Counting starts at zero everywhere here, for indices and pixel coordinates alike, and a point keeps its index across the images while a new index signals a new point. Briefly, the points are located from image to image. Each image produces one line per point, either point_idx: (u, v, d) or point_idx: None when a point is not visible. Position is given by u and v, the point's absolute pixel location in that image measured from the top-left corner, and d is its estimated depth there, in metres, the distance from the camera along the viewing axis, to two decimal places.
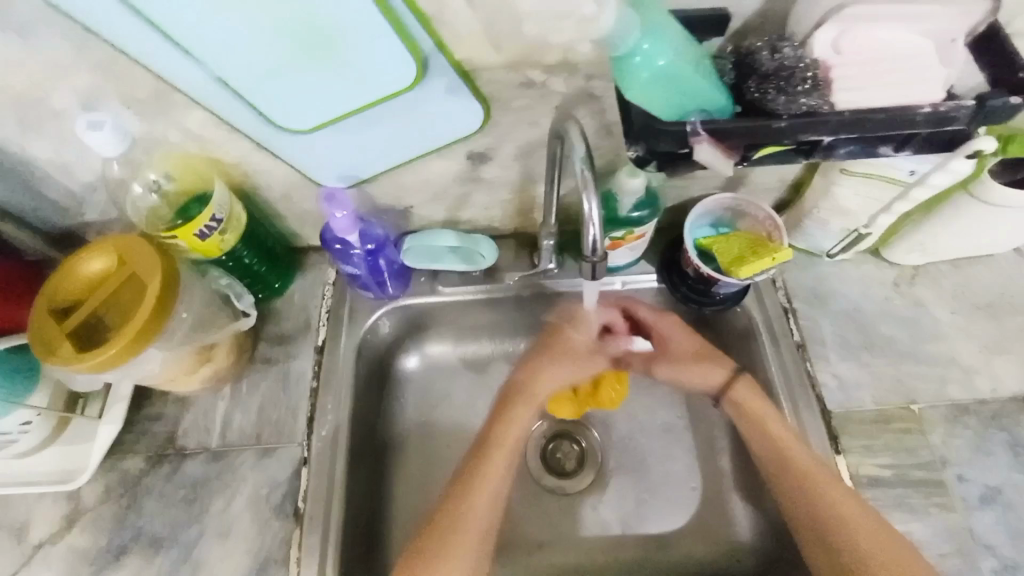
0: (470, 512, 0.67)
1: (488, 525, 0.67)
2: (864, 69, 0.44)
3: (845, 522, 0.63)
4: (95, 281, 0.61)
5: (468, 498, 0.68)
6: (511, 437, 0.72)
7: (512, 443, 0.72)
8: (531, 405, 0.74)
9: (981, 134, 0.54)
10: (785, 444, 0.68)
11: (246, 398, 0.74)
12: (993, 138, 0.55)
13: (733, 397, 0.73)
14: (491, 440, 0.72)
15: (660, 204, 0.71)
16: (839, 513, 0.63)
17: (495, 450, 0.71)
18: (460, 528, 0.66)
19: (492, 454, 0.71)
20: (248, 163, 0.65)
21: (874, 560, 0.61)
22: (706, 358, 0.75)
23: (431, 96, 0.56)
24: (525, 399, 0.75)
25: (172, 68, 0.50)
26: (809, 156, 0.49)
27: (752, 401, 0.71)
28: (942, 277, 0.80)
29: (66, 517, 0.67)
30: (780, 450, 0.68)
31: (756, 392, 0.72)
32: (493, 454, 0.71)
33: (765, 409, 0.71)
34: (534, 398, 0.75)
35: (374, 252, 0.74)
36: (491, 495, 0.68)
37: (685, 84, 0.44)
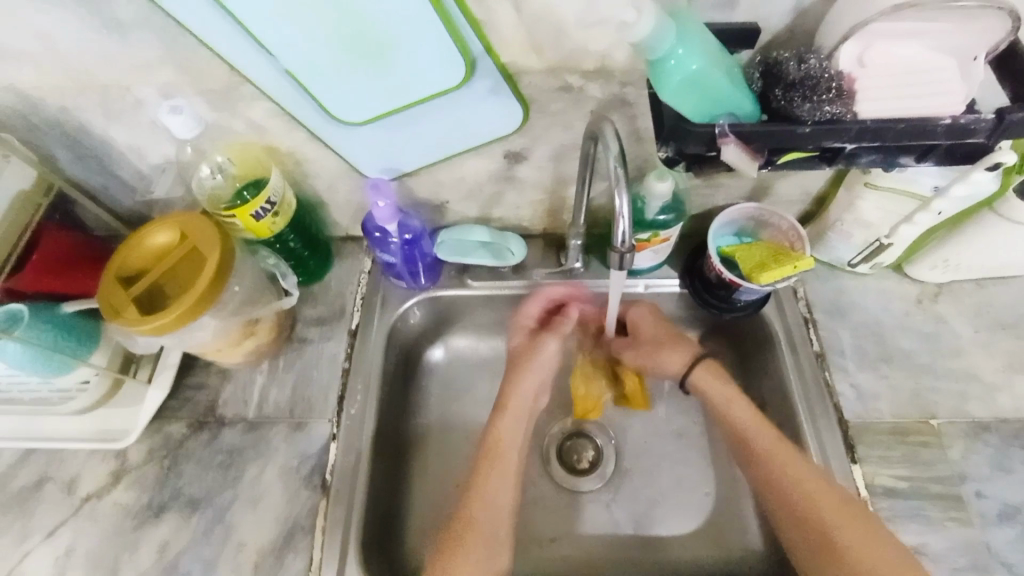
0: (485, 508, 0.70)
1: (498, 524, 0.70)
2: (887, 81, 0.46)
3: (826, 519, 0.64)
4: (159, 253, 0.66)
5: (483, 496, 0.71)
6: (507, 443, 0.75)
7: (506, 445, 0.75)
8: (518, 412, 0.77)
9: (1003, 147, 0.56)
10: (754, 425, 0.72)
11: (282, 374, 0.78)
12: (1014, 151, 0.57)
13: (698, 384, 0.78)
14: (488, 445, 0.74)
15: (685, 209, 0.74)
16: (804, 492, 0.66)
17: (491, 457, 0.73)
18: (476, 526, 0.68)
19: (492, 460, 0.73)
20: (301, 153, 0.70)
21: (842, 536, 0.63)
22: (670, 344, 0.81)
23: (475, 95, 0.61)
24: (513, 409, 0.77)
25: (245, 61, 0.55)
26: (831, 163, 0.52)
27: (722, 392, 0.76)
28: (966, 296, 0.80)
29: (113, 474, 0.72)
30: (762, 448, 0.70)
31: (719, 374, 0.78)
32: (492, 457, 0.73)
33: (726, 392, 0.76)
34: (520, 405, 0.78)
35: (411, 243, 0.78)
36: (491, 497, 0.71)
37: (716, 91, 0.47)
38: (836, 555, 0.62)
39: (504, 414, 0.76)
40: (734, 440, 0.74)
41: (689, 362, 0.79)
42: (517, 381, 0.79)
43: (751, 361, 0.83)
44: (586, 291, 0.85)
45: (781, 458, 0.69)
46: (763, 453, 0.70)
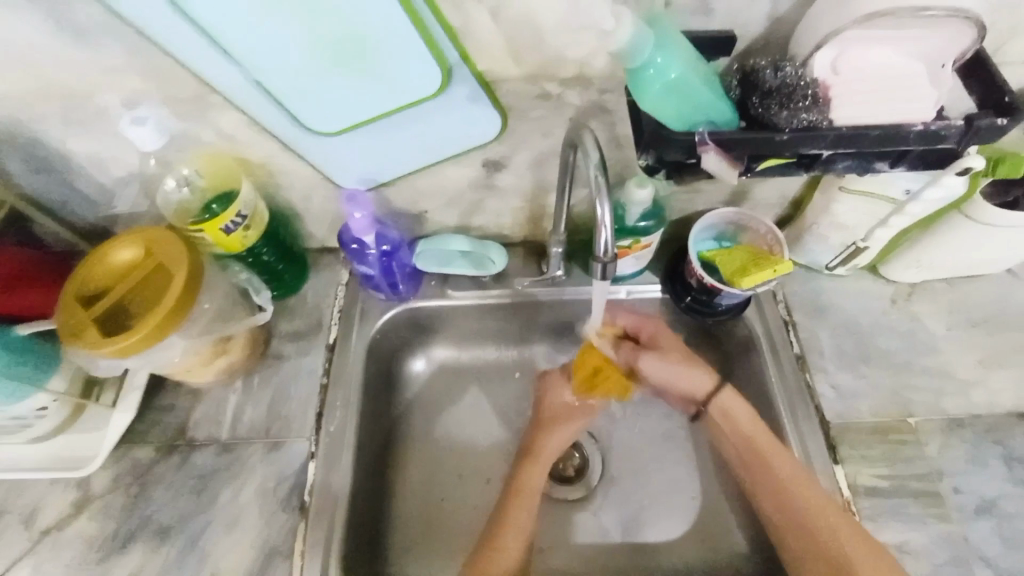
0: (510, 546, 0.70)
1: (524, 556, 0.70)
2: (860, 88, 0.47)
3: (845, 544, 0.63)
4: (122, 269, 0.63)
5: (511, 534, 0.71)
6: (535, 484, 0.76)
7: (529, 493, 0.74)
8: (543, 464, 0.78)
9: (971, 153, 0.58)
10: (773, 455, 0.70)
11: (257, 392, 0.75)
12: (981, 157, 0.59)
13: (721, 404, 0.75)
14: (516, 487, 0.75)
15: (665, 214, 0.74)
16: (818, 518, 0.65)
17: (519, 498, 0.74)
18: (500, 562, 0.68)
19: (519, 499, 0.74)
20: (273, 163, 0.68)
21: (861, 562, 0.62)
22: (695, 364, 0.78)
23: (453, 103, 0.59)
24: (544, 457, 0.78)
25: (209, 69, 0.53)
26: (808, 170, 0.52)
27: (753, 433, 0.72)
28: (937, 294, 0.83)
29: (75, 504, 0.68)
30: (783, 480, 0.68)
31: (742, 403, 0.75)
32: (514, 504, 0.73)
33: (756, 428, 0.72)
34: (544, 457, 0.78)
35: (389, 253, 0.77)
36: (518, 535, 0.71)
37: (693, 99, 0.47)
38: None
39: (534, 464, 0.77)
40: (752, 473, 0.71)
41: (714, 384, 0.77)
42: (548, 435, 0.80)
43: (733, 364, 0.84)
44: (569, 299, 0.84)
45: (796, 485, 0.67)
46: (782, 484, 0.68)
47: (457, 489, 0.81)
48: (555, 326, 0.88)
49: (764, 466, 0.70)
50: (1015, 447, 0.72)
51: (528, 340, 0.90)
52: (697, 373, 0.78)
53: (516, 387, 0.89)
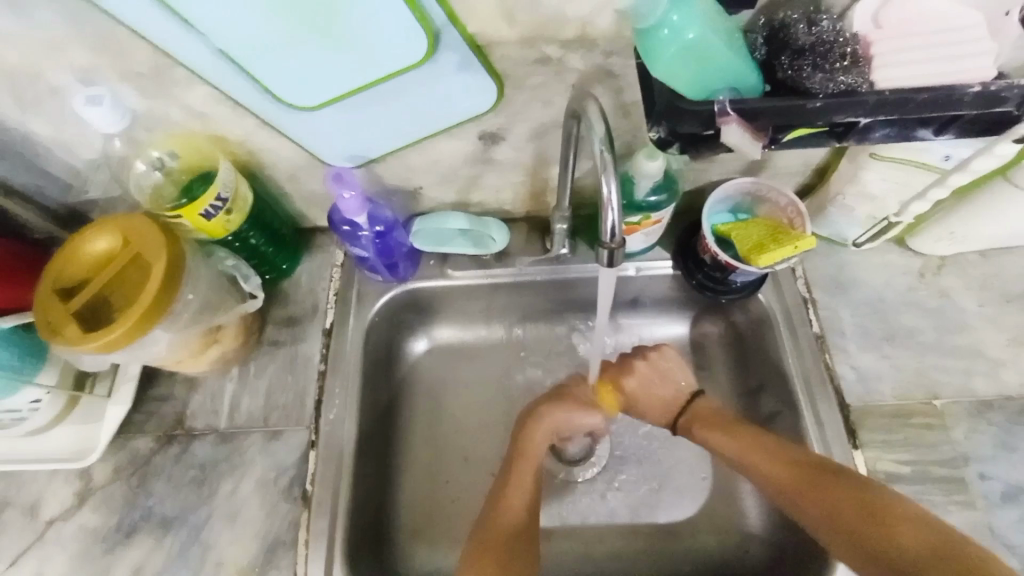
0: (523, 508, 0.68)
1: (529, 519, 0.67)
2: (906, 44, 0.41)
3: (816, 512, 0.60)
4: (100, 260, 0.60)
5: (511, 494, 0.68)
6: (536, 445, 0.73)
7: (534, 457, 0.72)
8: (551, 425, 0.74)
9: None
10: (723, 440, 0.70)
11: (253, 381, 0.73)
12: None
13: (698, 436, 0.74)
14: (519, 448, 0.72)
15: (678, 188, 0.69)
16: (781, 483, 0.63)
17: (522, 460, 0.71)
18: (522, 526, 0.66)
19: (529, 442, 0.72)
20: (253, 141, 0.63)
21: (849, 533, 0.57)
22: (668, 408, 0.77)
23: (441, 71, 0.53)
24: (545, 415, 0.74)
25: (169, 40, 0.48)
26: (841, 139, 0.46)
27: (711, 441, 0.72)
28: (969, 267, 0.77)
29: (77, 495, 0.68)
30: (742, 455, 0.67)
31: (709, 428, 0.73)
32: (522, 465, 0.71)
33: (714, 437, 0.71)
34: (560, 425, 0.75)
35: (383, 234, 0.72)
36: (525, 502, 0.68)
37: (710, 62, 0.41)
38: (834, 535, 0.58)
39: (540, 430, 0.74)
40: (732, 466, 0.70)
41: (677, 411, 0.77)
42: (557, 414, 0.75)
43: (747, 343, 0.81)
44: (574, 277, 0.80)
45: (754, 450, 0.67)
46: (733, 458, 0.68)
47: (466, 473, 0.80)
48: (559, 305, 0.85)
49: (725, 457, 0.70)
50: None
51: (532, 319, 0.87)
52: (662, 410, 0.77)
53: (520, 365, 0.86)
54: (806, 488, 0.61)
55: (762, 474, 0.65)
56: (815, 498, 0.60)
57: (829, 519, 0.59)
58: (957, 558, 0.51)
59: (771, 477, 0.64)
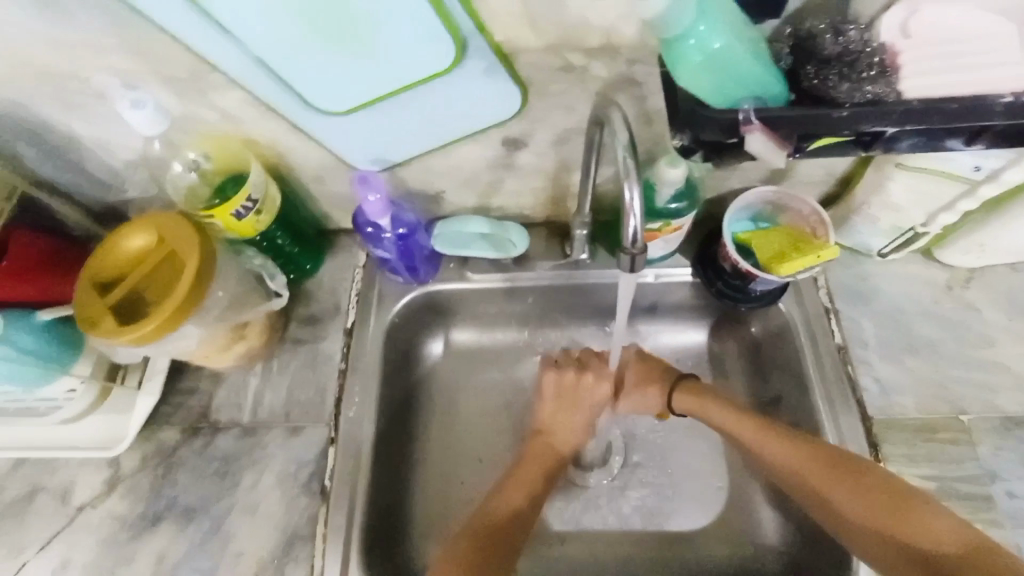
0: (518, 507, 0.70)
1: (526, 514, 0.69)
2: (935, 54, 0.41)
3: (836, 501, 0.60)
4: (135, 256, 0.62)
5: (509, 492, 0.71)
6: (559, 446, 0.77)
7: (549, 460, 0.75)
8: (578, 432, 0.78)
9: None
10: (727, 420, 0.70)
11: (276, 377, 0.75)
12: None
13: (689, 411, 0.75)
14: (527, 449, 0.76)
15: (699, 196, 0.69)
16: (799, 469, 0.63)
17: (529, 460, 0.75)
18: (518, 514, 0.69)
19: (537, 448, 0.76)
20: (283, 144, 0.65)
21: (870, 523, 0.58)
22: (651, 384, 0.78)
23: (467, 78, 0.55)
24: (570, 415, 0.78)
25: (209, 47, 0.50)
26: (867, 149, 0.46)
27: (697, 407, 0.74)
28: (998, 281, 0.76)
29: (106, 483, 0.70)
30: (753, 438, 0.67)
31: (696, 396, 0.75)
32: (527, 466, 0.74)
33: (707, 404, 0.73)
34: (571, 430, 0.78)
35: (405, 237, 0.74)
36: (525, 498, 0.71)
37: (736, 70, 0.41)
38: (854, 524, 0.59)
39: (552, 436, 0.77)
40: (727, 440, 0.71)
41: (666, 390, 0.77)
42: (562, 418, 0.78)
43: (767, 352, 0.80)
44: (592, 282, 0.80)
45: (771, 435, 0.66)
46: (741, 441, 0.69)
47: (477, 474, 0.80)
48: (575, 309, 0.85)
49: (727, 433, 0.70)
50: None
51: (548, 324, 0.87)
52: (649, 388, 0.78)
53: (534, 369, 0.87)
54: (836, 476, 0.61)
55: (777, 458, 0.65)
56: (835, 485, 0.61)
57: (852, 508, 0.59)
58: (981, 557, 0.53)
59: (787, 463, 0.64)
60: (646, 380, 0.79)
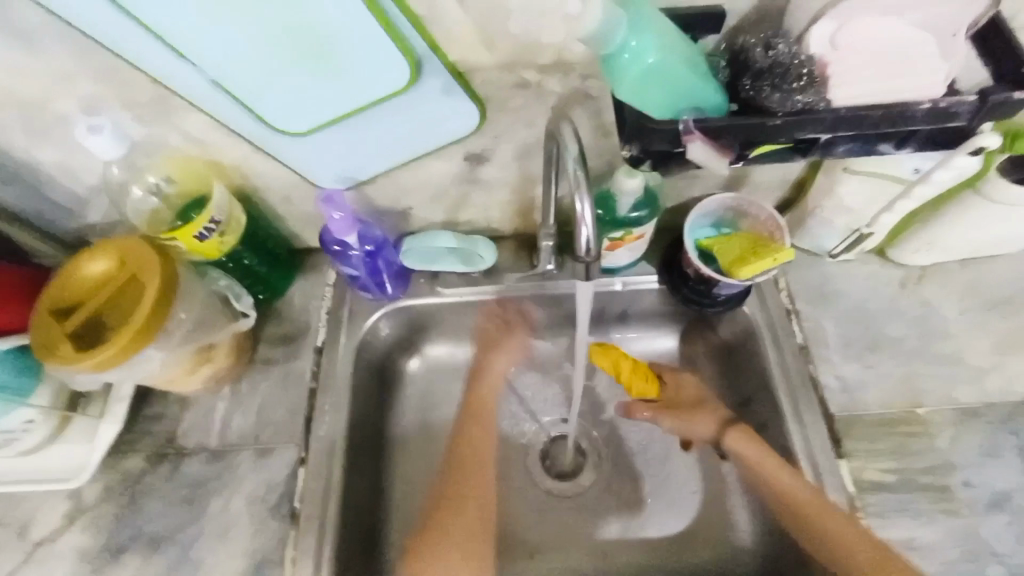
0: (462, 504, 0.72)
1: (467, 540, 0.70)
2: (862, 66, 0.43)
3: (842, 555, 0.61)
4: (96, 282, 0.61)
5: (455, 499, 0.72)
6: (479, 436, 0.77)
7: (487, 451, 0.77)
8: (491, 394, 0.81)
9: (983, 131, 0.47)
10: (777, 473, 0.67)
11: (246, 399, 0.74)
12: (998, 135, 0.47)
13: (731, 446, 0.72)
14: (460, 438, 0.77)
15: (659, 204, 0.71)
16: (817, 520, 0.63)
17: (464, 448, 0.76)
18: (467, 538, 0.70)
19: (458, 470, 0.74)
20: (248, 165, 0.65)
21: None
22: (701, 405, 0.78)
23: (425, 97, 0.56)
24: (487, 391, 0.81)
25: (167, 70, 0.50)
26: (806, 155, 0.49)
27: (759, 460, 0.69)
28: (949, 277, 0.79)
29: (68, 515, 0.68)
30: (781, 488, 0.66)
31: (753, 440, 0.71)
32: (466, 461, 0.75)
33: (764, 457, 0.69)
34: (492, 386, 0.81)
35: (373, 253, 0.74)
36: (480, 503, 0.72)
37: (675, 83, 0.42)
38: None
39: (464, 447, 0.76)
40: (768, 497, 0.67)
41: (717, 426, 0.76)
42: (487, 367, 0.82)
43: (736, 355, 0.81)
44: (560, 291, 0.82)
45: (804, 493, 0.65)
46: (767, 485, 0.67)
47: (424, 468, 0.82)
48: (546, 321, 0.86)
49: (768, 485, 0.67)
50: None
51: None
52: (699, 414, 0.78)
53: (511, 383, 0.88)
54: (851, 542, 0.61)
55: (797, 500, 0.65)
56: (841, 541, 0.62)
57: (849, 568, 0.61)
58: None
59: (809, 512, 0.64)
60: (694, 403, 0.79)
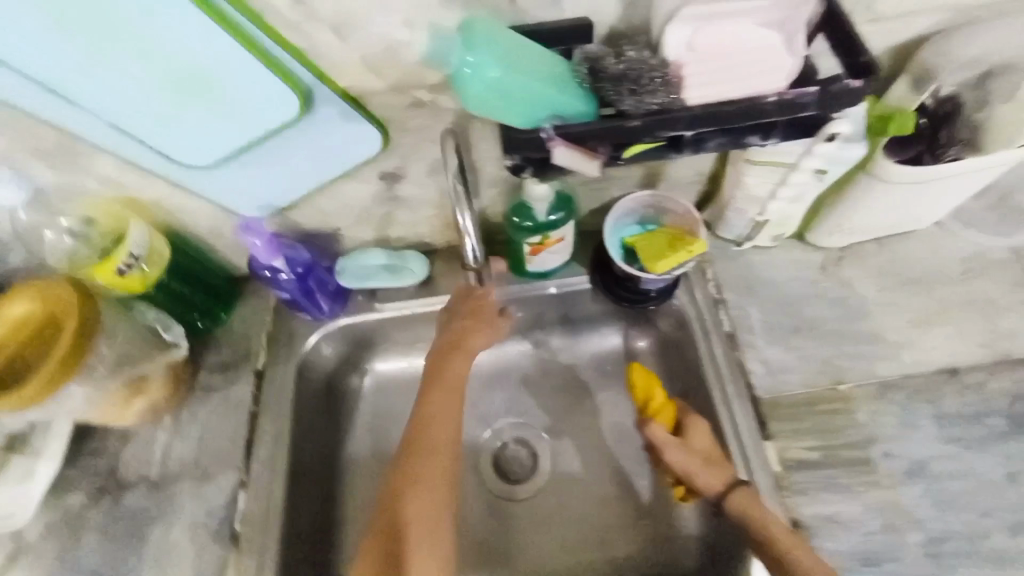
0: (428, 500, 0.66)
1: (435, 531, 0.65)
2: (711, 66, 0.46)
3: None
4: (16, 325, 0.62)
5: (421, 493, 0.67)
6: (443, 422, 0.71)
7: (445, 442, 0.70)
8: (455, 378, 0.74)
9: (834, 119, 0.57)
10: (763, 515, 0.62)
11: (186, 427, 0.75)
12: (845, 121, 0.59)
13: (732, 507, 0.64)
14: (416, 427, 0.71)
15: (575, 206, 0.74)
16: (786, 548, 0.60)
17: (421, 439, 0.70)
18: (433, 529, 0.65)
19: (419, 463, 0.68)
20: (167, 200, 0.67)
21: None
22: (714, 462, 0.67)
23: (324, 122, 0.58)
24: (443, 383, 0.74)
25: (62, 116, 0.52)
26: (679, 152, 0.51)
27: (762, 518, 0.62)
28: (868, 257, 0.81)
29: (10, 555, 0.69)
30: (763, 523, 0.62)
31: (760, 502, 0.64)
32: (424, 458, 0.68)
33: (766, 514, 0.62)
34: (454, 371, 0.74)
35: (304, 275, 0.75)
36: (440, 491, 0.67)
37: (525, 95, 0.44)
38: None
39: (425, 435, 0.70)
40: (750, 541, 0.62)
41: (723, 483, 0.66)
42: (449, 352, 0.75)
43: (673, 348, 0.83)
44: (498, 297, 0.83)
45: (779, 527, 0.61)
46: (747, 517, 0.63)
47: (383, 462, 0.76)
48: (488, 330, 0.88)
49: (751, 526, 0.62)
50: (946, 405, 0.71)
51: None
52: (708, 466, 0.67)
53: (461, 392, 0.89)
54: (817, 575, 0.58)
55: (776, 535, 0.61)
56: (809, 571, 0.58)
57: None
58: None
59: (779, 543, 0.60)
60: (705, 453, 0.68)
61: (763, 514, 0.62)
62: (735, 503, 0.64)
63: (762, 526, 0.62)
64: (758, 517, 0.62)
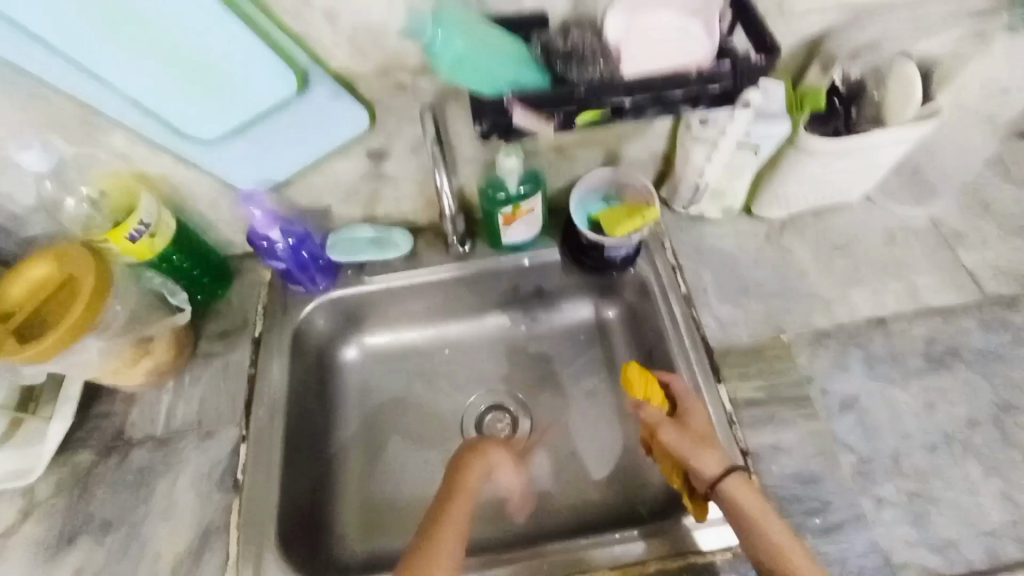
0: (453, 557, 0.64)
1: None
2: (644, 45, 0.56)
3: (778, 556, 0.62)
4: (36, 285, 0.69)
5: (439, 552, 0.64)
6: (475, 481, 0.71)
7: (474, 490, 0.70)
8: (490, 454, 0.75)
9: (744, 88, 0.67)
10: (747, 495, 0.66)
11: (188, 390, 0.81)
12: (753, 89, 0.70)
13: (730, 494, 0.66)
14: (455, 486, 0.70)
15: (541, 180, 0.83)
16: (761, 526, 0.64)
17: (458, 496, 0.68)
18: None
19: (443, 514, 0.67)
20: (174, 175, 0.74)
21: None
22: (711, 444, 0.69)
23: (318, 101, 0.67)
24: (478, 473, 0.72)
25: (87, 92, 0.59)
26: (622, 119, 0.60)
27: (755, 510, 0.65)
28: (806, 226, 0.91)
29: (22, 510, 0.73)
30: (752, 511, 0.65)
31: (751, 488, 0.67)
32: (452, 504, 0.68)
33: (754, 500, 0.66)
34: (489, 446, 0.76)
35: (296, 246, 0.81)
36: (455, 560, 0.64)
37: (483, 61, 0.55)
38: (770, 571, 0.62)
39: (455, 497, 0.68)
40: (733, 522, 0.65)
41: (724, 467, 0.68)
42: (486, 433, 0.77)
43: (637, 312, 0.91)
44: (476, 270, 0.91)
45: (763, 507, 0.65)
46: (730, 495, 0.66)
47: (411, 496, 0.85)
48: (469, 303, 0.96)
49: (735, 505, 0.66)
50: (873, 348, 0.80)
51: (448, 318, 0.97)
52: (710, 452, 0.68)
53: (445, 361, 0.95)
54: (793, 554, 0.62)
55: (759, 516, 0.64)
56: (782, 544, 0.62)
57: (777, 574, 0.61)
58: None
59: (758, 522, 0.64)
60: (701, 436, 0.70)
61: (752, 505, 0.65)
62: (737, 488, 0.66)
63: (746, 511, 0.65)
64: (746, 502, 0.65)
